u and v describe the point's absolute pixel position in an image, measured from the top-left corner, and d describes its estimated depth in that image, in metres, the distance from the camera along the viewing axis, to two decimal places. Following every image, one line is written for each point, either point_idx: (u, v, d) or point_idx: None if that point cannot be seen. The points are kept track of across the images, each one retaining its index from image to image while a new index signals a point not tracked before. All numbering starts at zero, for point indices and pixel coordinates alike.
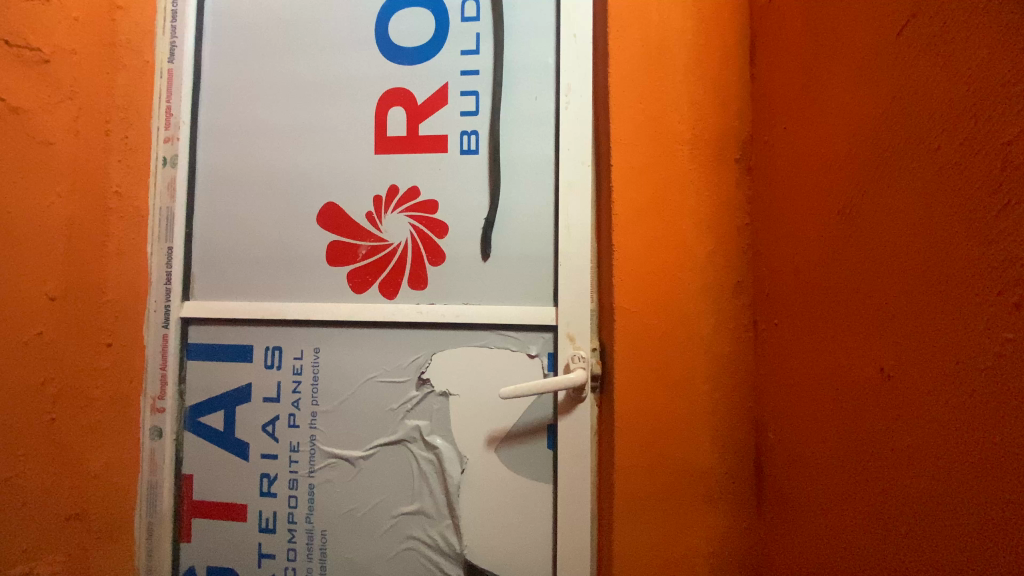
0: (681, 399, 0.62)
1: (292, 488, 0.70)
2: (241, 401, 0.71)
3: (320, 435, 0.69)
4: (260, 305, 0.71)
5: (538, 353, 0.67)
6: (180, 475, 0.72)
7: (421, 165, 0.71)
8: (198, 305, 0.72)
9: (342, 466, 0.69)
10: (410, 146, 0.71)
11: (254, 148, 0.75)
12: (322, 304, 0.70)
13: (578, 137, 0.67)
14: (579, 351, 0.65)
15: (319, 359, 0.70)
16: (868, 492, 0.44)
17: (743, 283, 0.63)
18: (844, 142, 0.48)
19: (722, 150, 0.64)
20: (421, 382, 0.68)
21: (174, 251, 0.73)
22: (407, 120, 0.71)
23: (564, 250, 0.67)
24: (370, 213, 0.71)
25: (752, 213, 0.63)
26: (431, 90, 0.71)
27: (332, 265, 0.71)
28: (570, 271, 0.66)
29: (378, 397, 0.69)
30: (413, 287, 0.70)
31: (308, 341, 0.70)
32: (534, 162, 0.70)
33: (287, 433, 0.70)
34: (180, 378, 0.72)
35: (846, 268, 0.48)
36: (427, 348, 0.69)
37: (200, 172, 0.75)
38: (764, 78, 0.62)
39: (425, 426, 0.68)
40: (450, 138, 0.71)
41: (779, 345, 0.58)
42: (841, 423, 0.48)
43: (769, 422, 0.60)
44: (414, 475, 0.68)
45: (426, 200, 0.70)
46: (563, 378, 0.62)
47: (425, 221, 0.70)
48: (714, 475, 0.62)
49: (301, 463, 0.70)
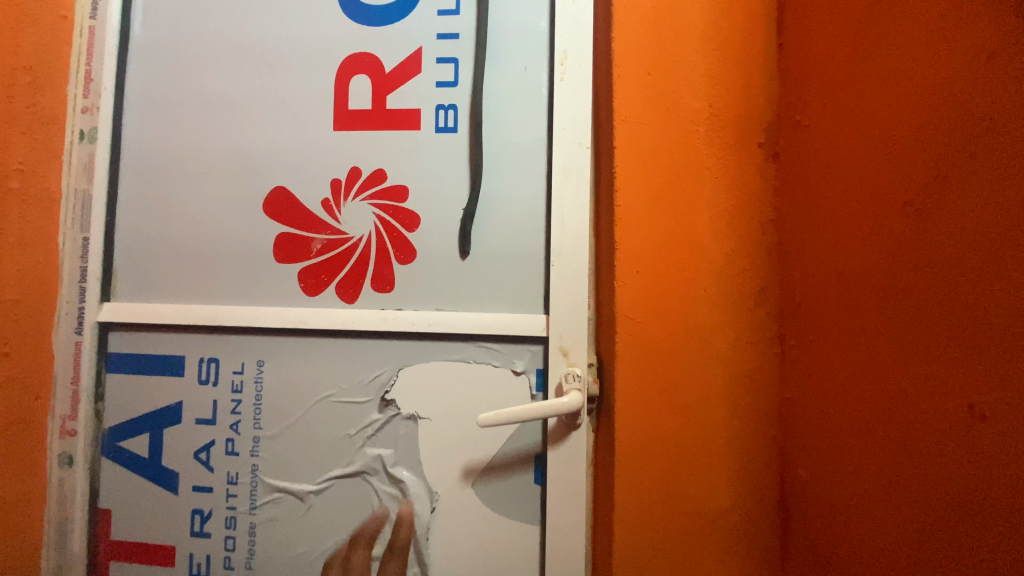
0: (695, 426, 0.53)
1: (229, 527, 0.58)
2: (169, 422, 0.60)
3: (262, 465, 0.58)
4: (193, 309, 0.59)
5: (525, 370, 0.57)
6: (97, 508, 0.61)
7: (390, 144, 0.60)
8: (119, 308, 0.61)
9: (289, 502, 0.58)
10: (376, 122, 0.60)
11: (192, 124, 0.63)
12: (268, 308, 0.59)
13: (576, 112, 0.57)
14: (574, 368, 0.55)
15: (262, 375, 0.59)
16: (948, 558, 0.35)
17: (768, 290, 0.54)
18: (915, 115, 0.38)
19: (744, 133, 0.55)
20: (384, 403, 0.58)
21: (90, 244, 0.61)
22: (373, 90, 0.60)
23: (559, 247, 0.56)
24: (327, 200, 0.60)
25: (777, 208, 0.54)
26: (401, 56, 0.60)
27: (280, 262, 0.60)
28: (564, 272, 0.56)
29: (332, 419, 0.58)
30: (377, 289, 0.59)
31: (250, 352, 0.59)
32: (524, 144, 0.59)
33: (223, 462, 0.59)
34: (97, 395, 0.61)
35: (911, 273, 0.38)
36: (392, 362, 0.58)
37: (125, 150, 0.64)
38: (796, 48, 0.53)
39: (389, 456, 0.57)
40: (423, 113, 0.60)
41: (813, 366, 0.49)
42: (905, 469, 0.39)
43: (799, 455, 0.50)
44: (375, 513, 0.57)
45: (393, 186, 0.60)
46: (556, 404, 0.52)
47: (392, 210, 0.59)
48: (733, 517, 0.52)
49: (239, 497, 0.58)
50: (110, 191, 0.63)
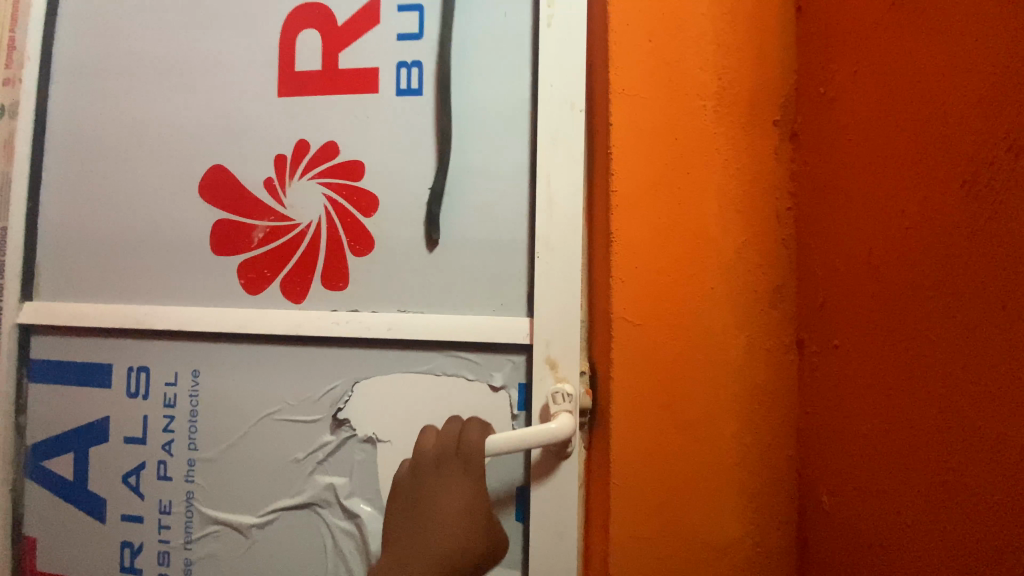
0: (702, 444, 0.46)
1: (162, 564, 0.52)
2: (97, 440, 0.54)
3: (198, 493, 0.52)
4: (120, 310, 0.53)
5: (504, 385, 0.50)
6: (21, 535, 0.55)
7: (344, 110, 0.53)
8: (40, 309, 0.54)
9: (228, 536, 0.51)
10: (328, 84, 0.53)
11: (131, 100, 0.56)
12: (203, 310, 0.52)
13: (568, 63, 0.49)
14: (564, 384, 0.47)
15: (197, 387, 0.52)
16: None
17: (784, 289, 0.47)
18: (971, 76, 0.31)
19: (758, 109, 0.48)
20: (338, 423, 0.51)
21: (10, 234, 0.55)
22: (323, 47, 0.53)
23: (544, 235, 0.49)
24: (270, 180, 0.53)
25: (796, 195, 0.47)
26: (355, 7, 0.53)
27: (219, 253, 0.53)
28: (546, 269, 0.49)
29: (277, 440, 0.51)
30: (329, 286, 0.52)
31: (184, 361, 0.53)
32: (500, 112, 0.52)
33: (155, 489, 0.52)
34: (18, 408, 0.55)
35: (966, 268, 0.32)
36: (347, 375, 0.51)
37: (53, 126, 0.57)
38: (819, 10, 0.46)
39: (342, 485, 0.50)
40: (382, 73, 0.53)
41: (837, 378, 0.42)
42: (957, 506, 0.32)
43: (820, 480, 0.44)
44: (328, 553, 0.50)
45: (347, 161, 0.52)
46: (544, 431, 0.44)
47: (346, 190, 0.52)
48: (745, 549, 0.46)
49: (173, 530, 0.52)
50: (33, 176, 0.56)
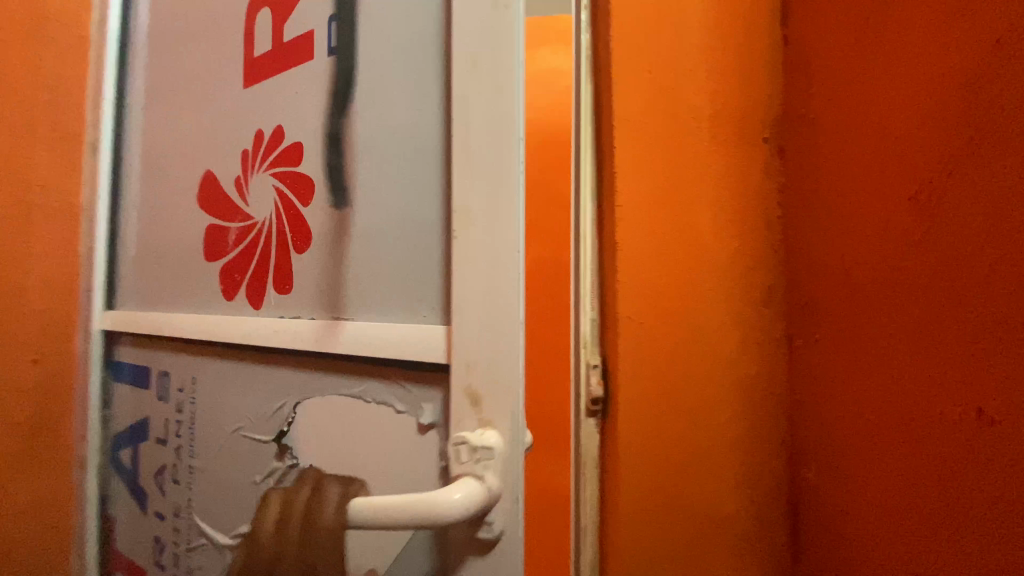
0: (700, 429, 0.52)
1: (175, 563, 0.64)
2: (139, 434, 0.70)
3: (196, 506, 0.62)
4: (149, 316, 0.69)
5: (431, 424, 0.44)
6: (106, 511, 0.75)
7: (285, 82, 0.56)
8: (114, 315, 0.75)
9: (211, 549, 0.60)
10: (277, 59, 0.57)
11: (179, 146, 0.69)
12: (196, 318, 0.63)
13: None
14: (485, 432, 0.40)
15: (195, 396, 0.64)
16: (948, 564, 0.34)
17: (774, 290, 0.52)
18: (921, 107, 0.37)
19: (749, 127, 0.53)
20: (282, 450, 0.54)
21: (96, 253, 0.76)
22: (274, 22, 0.58)
23: (461, 205, 0.41)
24: (239, 178, 0.61)
25: (785, 205, 0.53)
26: None
27: (207, 257, 0.64)
28: (478, 250, 0.41)
29: (246, 465, 0.58)
30: (277, 289, 0.56)
31: (189, 369, 0.65)
32: (409, 53, 0.47)
33: (172, 493, 0.65)
34: (104, 403, 0.76)
35: (917, 272, 0.37)
36: (295, 393, 0.54)
37: (125, 171, 0.77)
38: (802, 38, 0.51)
39: None
40: (319, 35, 0.54)
41: (820, 368, 0.47)
42: (916, 473, 0.37)
43: (809, 459, 0.49)
44: None
45: (290, 144, 0.56)
46: (442, 501, 0.36)
47: (288, 177, 0.56)
48: (742, 523, 0.51)
49: (182, 536, 0.63)
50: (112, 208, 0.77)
